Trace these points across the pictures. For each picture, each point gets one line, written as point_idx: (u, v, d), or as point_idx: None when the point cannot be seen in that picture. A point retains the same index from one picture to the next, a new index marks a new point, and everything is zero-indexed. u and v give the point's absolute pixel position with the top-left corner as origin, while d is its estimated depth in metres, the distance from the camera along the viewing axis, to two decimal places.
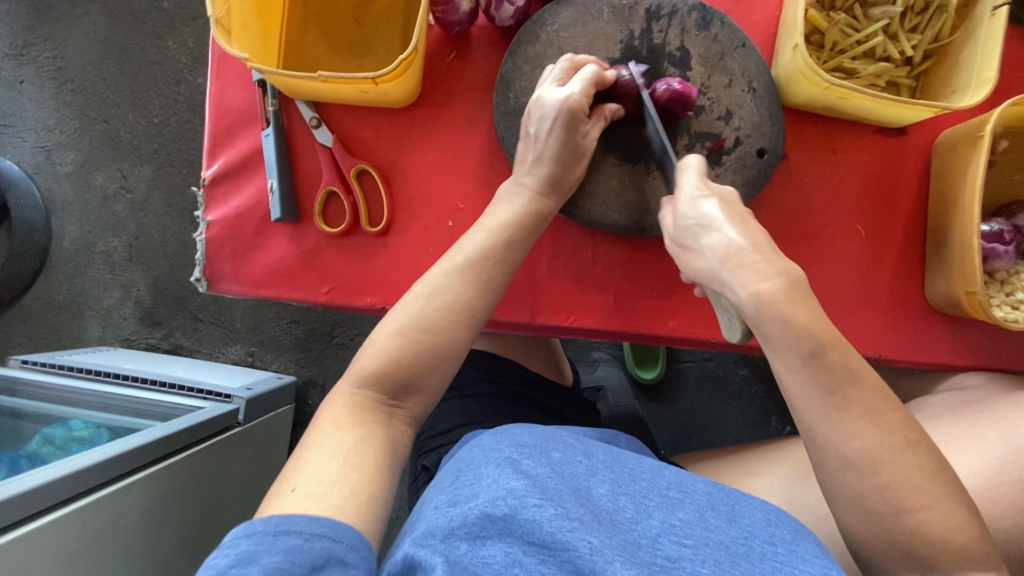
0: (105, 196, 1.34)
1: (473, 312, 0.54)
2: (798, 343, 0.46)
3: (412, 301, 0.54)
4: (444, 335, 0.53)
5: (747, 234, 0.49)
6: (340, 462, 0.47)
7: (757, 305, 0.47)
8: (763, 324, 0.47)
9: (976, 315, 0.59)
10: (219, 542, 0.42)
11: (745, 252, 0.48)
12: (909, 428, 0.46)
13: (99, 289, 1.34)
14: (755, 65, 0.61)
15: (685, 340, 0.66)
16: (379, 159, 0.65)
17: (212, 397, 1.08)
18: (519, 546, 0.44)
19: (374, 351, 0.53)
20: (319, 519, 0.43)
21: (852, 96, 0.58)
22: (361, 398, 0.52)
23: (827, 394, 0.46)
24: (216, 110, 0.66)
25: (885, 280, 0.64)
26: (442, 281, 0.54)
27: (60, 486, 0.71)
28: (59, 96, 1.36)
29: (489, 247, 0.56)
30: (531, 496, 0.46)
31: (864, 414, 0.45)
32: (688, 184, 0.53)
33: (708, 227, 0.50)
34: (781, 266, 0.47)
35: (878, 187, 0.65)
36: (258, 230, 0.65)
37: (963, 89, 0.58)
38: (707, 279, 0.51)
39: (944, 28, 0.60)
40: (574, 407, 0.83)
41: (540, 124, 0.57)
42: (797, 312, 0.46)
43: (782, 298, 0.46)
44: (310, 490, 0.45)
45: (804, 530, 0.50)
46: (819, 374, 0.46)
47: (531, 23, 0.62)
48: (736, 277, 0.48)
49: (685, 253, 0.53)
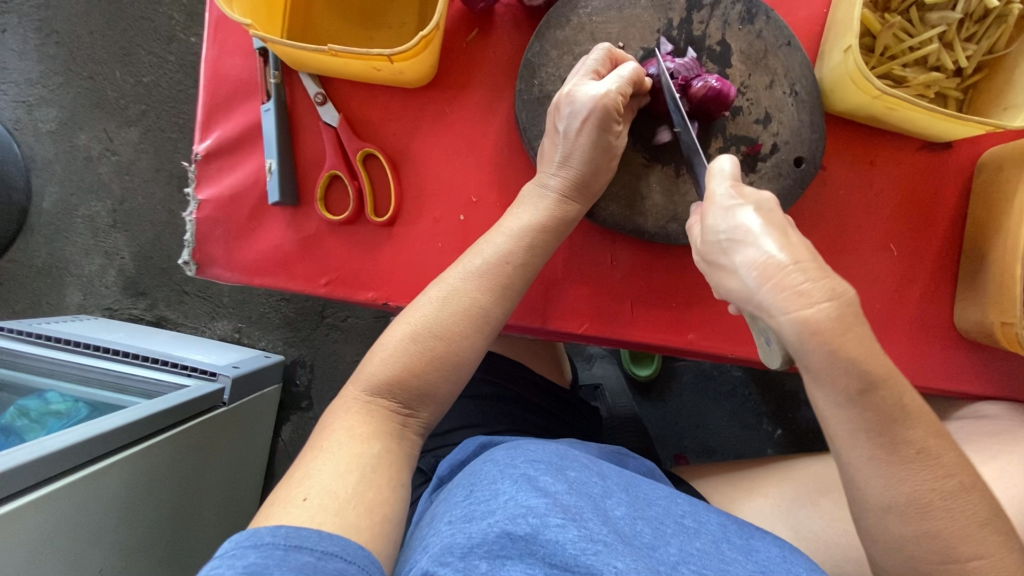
0: (88, 157, 1.26)
1: (490, 321, 0.51)
2: (845, 376, 0.40)
3: (425, 304, 0.50)
4: (458, 340, 0.49)
5: (790, 248, 0.40)
6: (355, 475, 0.44)
7: (801, 335, 0.39)
8: (803, 354, 0.40)
9: (1009, 346, 0.56)
10: (218, 549, 0.38)
11: (788, 270, 0.39)
12: (964, 471, 0.42)
13: (80, 255, 1.28)
14: (799, 66, 0.57)
15: (702, 355, 0.63)
16: (388, 143, 0.60)
17: (196, 374, 1.02)
18: (540, 567, 0.43)
19: (384, 356, 0.49)
20: (332, 536, 0.39)
21: (903, 106, 0.54)
22: (375, 407, 0.48)
23: (876, 436, 0.41)
24: (211, 77, 0.60)
25: (913, 302, 0.61)
26: (456, 285, 0.50)
27: (39, 467, 0.67)
28: (42, 47, 1.27)
29: (509, 251, 0.52)
30: (553, 516, 0.46)
31: (920, 460, 0.41)
32: (718, 188, 0.45)
33: (741, 242, 0.41)
34: (831, 287, 0.39)
35: (915, 204, 0.61)
36: (254, 213, 0.61)
37: (1018, 106, 0.55)
38: (740, 299, 0.42)
39: (1000, 40, 0.56)
40: (575, 411, 0.80)
41: (570, 121, 0.52)
42: (845, 340, 0.39)
43: (831, 327, 0.39)
44: (323, 502, 0.41)
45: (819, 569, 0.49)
46: (865, 412, 0.41)
47: (562, 4, 0.57)
48: (776, 301, 0.39)
49: (714, 271, 0.44)
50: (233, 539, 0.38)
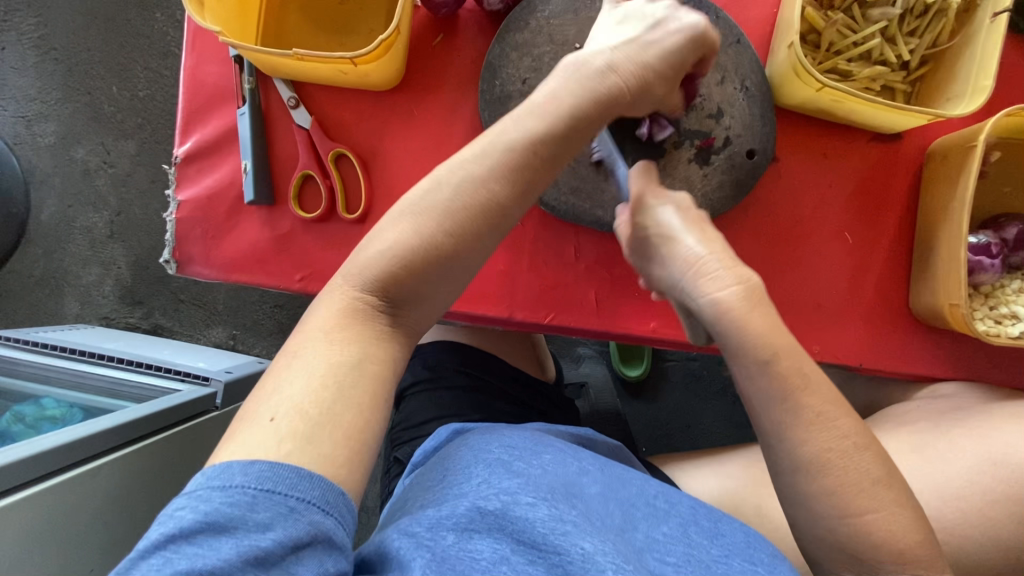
0: (86, 169, 1.30)
1: (484, 226, 0.45)
2: (755, 349, 0.44)
3: (433, 189, 0.45)
4: (453, 249, 0.45)
5: (706, 242, 0.46)
6: (329, 393, 0.40)
7: (715, 314, 0.44)
8: (721, 334, 0.45)
9: (958, 327, 0.58)
10: (189, 484, 0.38)
11: (705, 260, 0.45)
12: (859, 432, 0.43)
13: (78, 265, 1.31)
14: (748, 63, 0.60)
15: (666, 342, 0.65)
16: (358, 144, 0.63)
17: (189, 379, 1.05)
18: (507, 543, 0.45)
19: (384, 251, 0.45)
20: (311, 480, 0.38)
21: (846, 98, 0.56)
22: (358, 303, 0.44)
23: (778, 402, 0.44)
24: (190, 84, 0.63)
25: (869, 287, 0.63)
26: (466, 169, 0.45)
27: (27, 463, 0.69)
28: (42, 65, 1.31)
29: (512, 147, 0.45)
30: (524, 494, 0.47)
31: (816, 420, 0.43)
32: (643, 188, 0.50)
33: (669, 238, 0.47)
34: (739, 274, 0.45)
35: (868, 193, 0.63)
36: (231, 212, 0.63)
37: (959, 97, 0.57)
38: (668, 287, 0.48)
39: (942, 33, 0.58)
40: (553, 405, 0.82)
41: (678, 11, 0.50)
42: (752, 319, 0.44)
43: (740, 307, 0.44)
44: (291, 424, 0.39)
45: (782, 554, 0.50)
46: (773, 382, 0.44)
47: (521, 9, 0.60)
48: (696, 285, 0.45)
49: (647, 263, 0.49)
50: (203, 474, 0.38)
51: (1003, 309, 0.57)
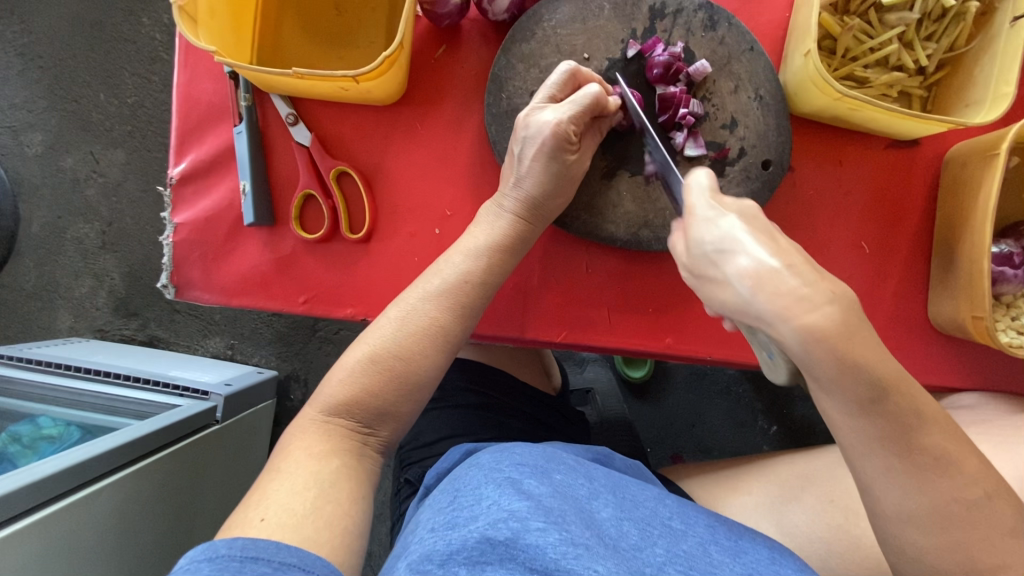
0: (75, 179, 1.27)
1: (449, 338, 0.52)
2: (855, 388, 0.39)
3: (384, 324, 0.51)
4: (417, 360, 0.50)
5: (783, 253, 0.38)
6: (314, 492, 0.44)
7: (808, 342, 0.37)
8: (812, 364, 0.38)
9: (980, 339, 0.57)
10: (174, 568, 0.38)
11: (785, 273, 0.37)
12: (984, 477, 0.42)
13: (70, 278, 1.28)
14: (762, 70, 0.58)
15: (680, 357, 0.63)
16: (361, 160, 0.61)
17: (188, 393, 1.02)
18: (520, 572, 0.43)
19: (343, 378, 0.49)
20: (290, 547, 0.39)
21: (863, 107, 0.54)
22: (333, 427, 0.48)
23: (894, 443, 0.41)
24: (183, 101, 0.61)
25: (888, 298, 0.62)
26: (415, 306, 0.51)
27: (27, 494, 0.66)
28: (26, 72, 1.28)
29: (467, 270, 0.53)
30: (534, 519, 0.46)
31: (934, 465, 0.41)
32: (697, 198, 0.44)
33: (733, 250, 0.39)
34: (830, 290, 0.37)
35: (885, 202, 0.62)
36: (230, 234, 0.61)
37: (979, 103, 0.55)
38: (738, 312, 0.39)
39: (960, 37, 0.57)
40: (563, 418, 0.81)
41: (525, 146, 0.53)
42: (854, 346, 0.38)
43: (836, 330, 0.37)
44: (281, 519, 0.41)
45: (810, 569, 0.49)
46: (876, 419, 0.40)
47: (527, 18, 0.58)
48: (779, 307, 0.37)
49: (704, 284, 0.42)
50: (191, 553, 0.38)
51: None
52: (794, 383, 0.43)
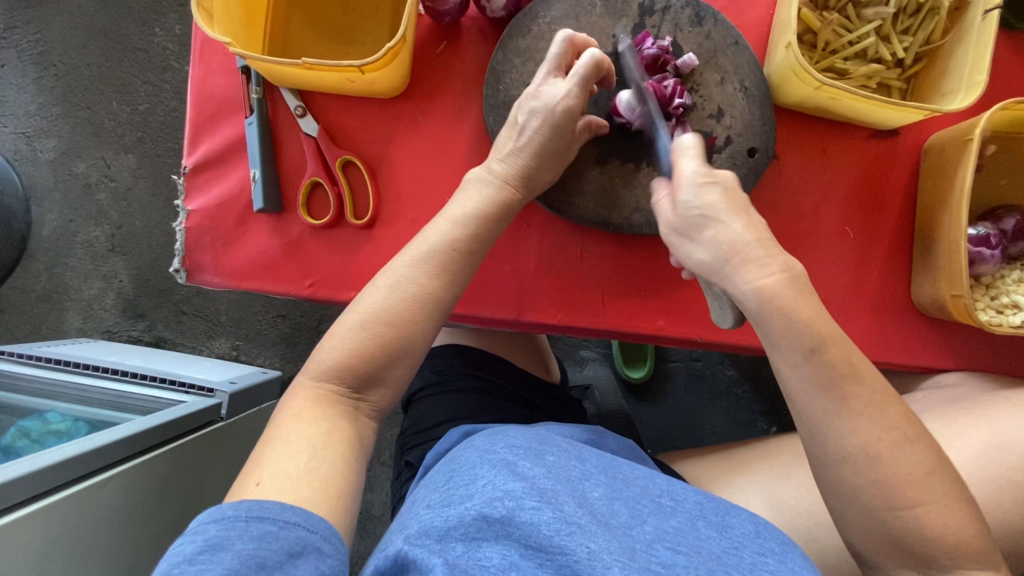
0: (87, 184, 1.30)
1: (438, 304, 0.53)
2: (798, 340, 0.45)
3: (373, 293, 0.52)
4: (408, 325, 0.51)
5: (752, 227, 0.47)
6: (307, 454, 0.46)
7: (760, 301, 0.46)
8: (763, 319, 0.46)
9: (960, 318, 0.59)
10: (185, 529, 0.41)
11: (750, 246, 0.46)
12: (909, 424, 0.45)
13: (80, 280, 1.31)
14: (747, 63, 0.61)
15: (672, 339, 0.65)
16: (365, 151, 0.64)
17: (193, 390, 1.05)
18: (516, 549, 0.45)
19: (332, 346, 0.51)
20: (293, 507, 0.42)
21: (843, 96, 0.57)
22: (323, 391, 0.50)
23: (825, 390, 0.45)
24: (197, 96, 0.65)
25: (872, 281, 0.64)
26: (404, 274, 0.52)
27: (39, 477, 0.68)
28: (42, 81, 1.32)
29: (469, 250, 0.55)
30: (529, 499, 0.47)
31: (865, 411, 0.45)
32: (687, 165, 0.49)
33: (711, 220, 0.47)
34: (784, 261, 0.46)
35: (868, 189, 0.64)
36: (240, 221, 0.64)
37: (954, 92, 0.58)
38: (707, 271, 0.48)
39: (935, 31, 0.60)
40: (561, 406, 0.83)
41: (531, 118, 0.56)
42: (799, 306, 0.45)
43: (786, 293, 0.45)
44: (278, 483, 0.43)
45: (792, 541, 0.50)
46: (816, 370, 0.45)
47: (523, 15, 0.61)
48: (741, 272, 0.46)
49: (682, 243, 0.49)
50: (201, 517, 0.42)
51: (1005, 299, 0.58)
52: (739, 327, 0.51)
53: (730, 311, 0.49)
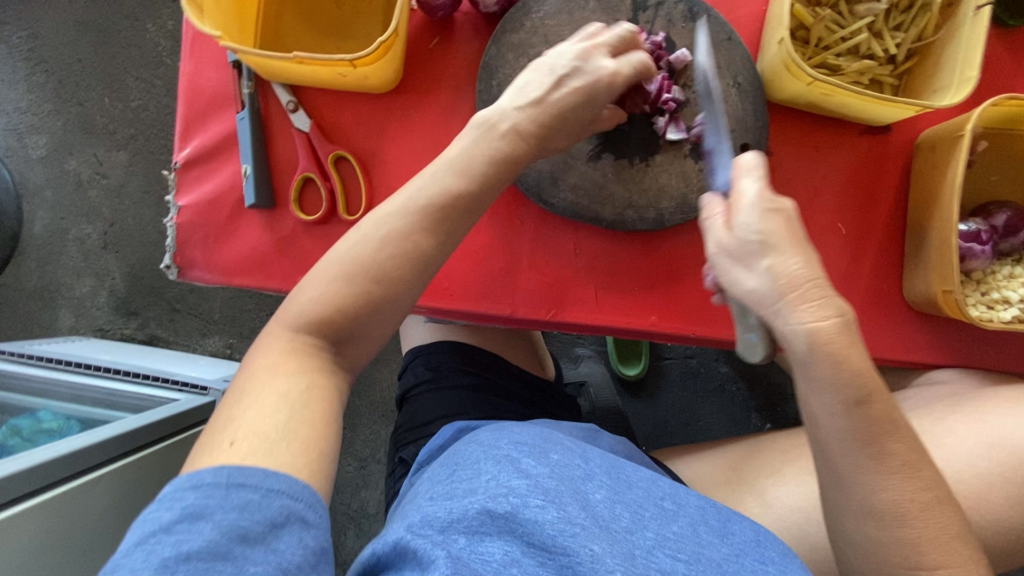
0: (79, 181, 1.29)
1: (428, 262, 0.51)
2: (844, 390, 0.45)
3: (361, 241, 0.49)
4: (397, 281, 0.49)
5: (810, 264, 0.45)
6: (285, 412, 0.43)
7: (810, 344, 0.45)
8: (811, 364, 0.45)
9: (952, 313, 0.59)
10: (159, 495, 0.40)
11: (807, 284, 0.45)
12: (938, 486, 0.46)
13: (72, 277, 1.30)
14: (740, 59, 0.61)
15: (666, 335, 0.65)
16: (358, 146, 0.64)
17: (188, 389, 1.04)
18: (518, 546, 0.45)
19: (315, 297, 0.48)
20: (276, 474, 0.41)
21: (835, 92, 0.57)
22: (301, 344, 0.48)
23: (865, 444, 0.45)
24: (188, 91, 0.64)
25: (865, 277, 0.64)
26: (394, 225, 0.49)
27: (29, 475, 0.67)
28: (32, 77, 1.31)
29: None
30: (533, 496, 0.47)
31: (900, 470, 0.45)
32: (749, 188, 0.48)
33: (770, 249, 0.46)
34: (838, 306, 0.45)
35: (860, 185, 0.65)
36: (232, 216, 0.64)
37: (945, 88, 0.58)
38: (754, 300, 0.47)
39: (927, 27, 0.60)
40: (556, 402, 0.83)
41: (574, 77, 0.54)
42: (849, 355, 0.45)
43: (838, 341, 0.44)
44: (253, 445, 0.41)
45: (791, 553, 0.50)
46: (856, 422, 0.45)
47: (516, 10, 0.61)
48: (794, 309, 0.45)
49: (732, 266, 0.47)
50: (176, 482, 0.40)
51: (996, 295, 0.59)
52: (766, 363, 0.50)
53: (763, 344, 0.48)
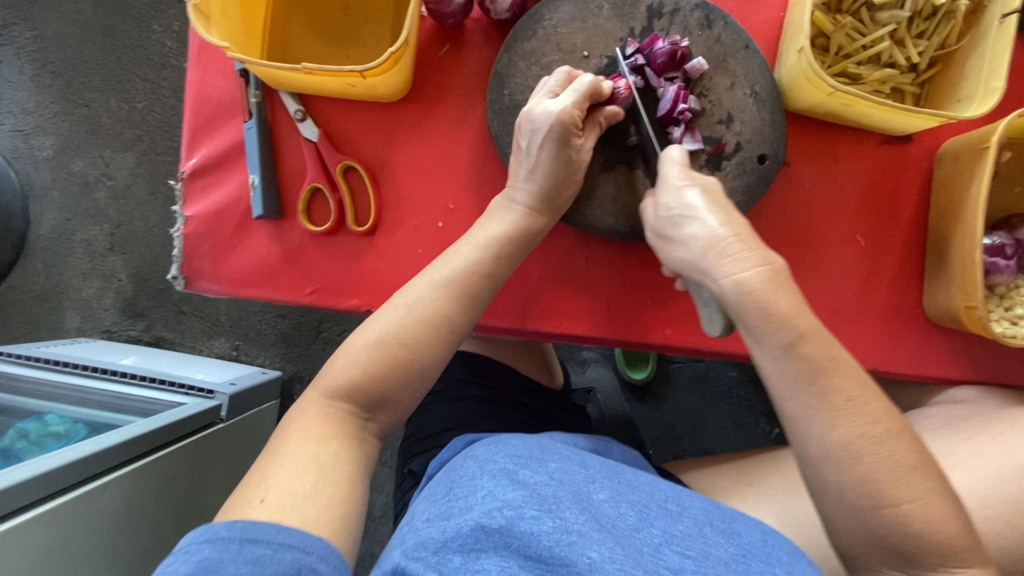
0: (85, 182, 1.29)
1: (457, 325, 0.52)
2: (778, 332, 0.44)
3: (392, 310, 0.52)
4: (424, 347, 0.51)
5: (729, 223, 0.47)
6: (313, 475, 0.45)
7: (738, 295, 0.45)
8: (743, 315, 0.45)
9: (975, 330, 0.57)
10: (176, 549, 0.40)
11: (726, 240, 0.46)
12: (891, 420, 0.43)
13: (78, 279, 1.30)
14: (757, 68, 0.59)
15: (678, 349, 0.64)
16: (366, 156, 0.63)
17: (195, 393, 1.03)
18: (515, 560, 0.43)
19: (352, 360, 0.50)
20: (288, 529, 0.41)
21: (857, 102, 0.56)
22: (336, 410, 0.49)
23: (806, 385, 0.44)
24: (195, 100, 0.63)
25: (884, 290, 0.63)
26: (423, 295, 0.52)
27: (36, 485, 0.67)
28: (39, 78, 1.30)
29: (477, 260, 0.53)
30: (528, 508, 0.45)
31: (845, 406, 0.43)
32: (670, 170, 0.51)
33: (689, 217, 0.48)
34: (763, 256, 0.45)
35: (879, 196, 0.63)
36: (240, 226, 0.63)
37: (970, 98, 0.56)
38: (688, 269, 0.48)
39: (951, 35, 0.58)
40: (563, 411, 0.82)
41: (532, 138, 0.55)
42: (777, 300, 0.44)
43: (763, 286, 0.44)
44: (282, 501, 0.42)
45: (801, 551, 0.49)
46: (797, 364, 0.44)
47: (528, 18, 0.60)
48: (717, 265, 0.45)
49: (667, 244, 0.50)
50: (191, 537, 0.41)
51: (1020, 311, 0.57)
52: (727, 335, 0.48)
53: (715, 313, 0.49)
